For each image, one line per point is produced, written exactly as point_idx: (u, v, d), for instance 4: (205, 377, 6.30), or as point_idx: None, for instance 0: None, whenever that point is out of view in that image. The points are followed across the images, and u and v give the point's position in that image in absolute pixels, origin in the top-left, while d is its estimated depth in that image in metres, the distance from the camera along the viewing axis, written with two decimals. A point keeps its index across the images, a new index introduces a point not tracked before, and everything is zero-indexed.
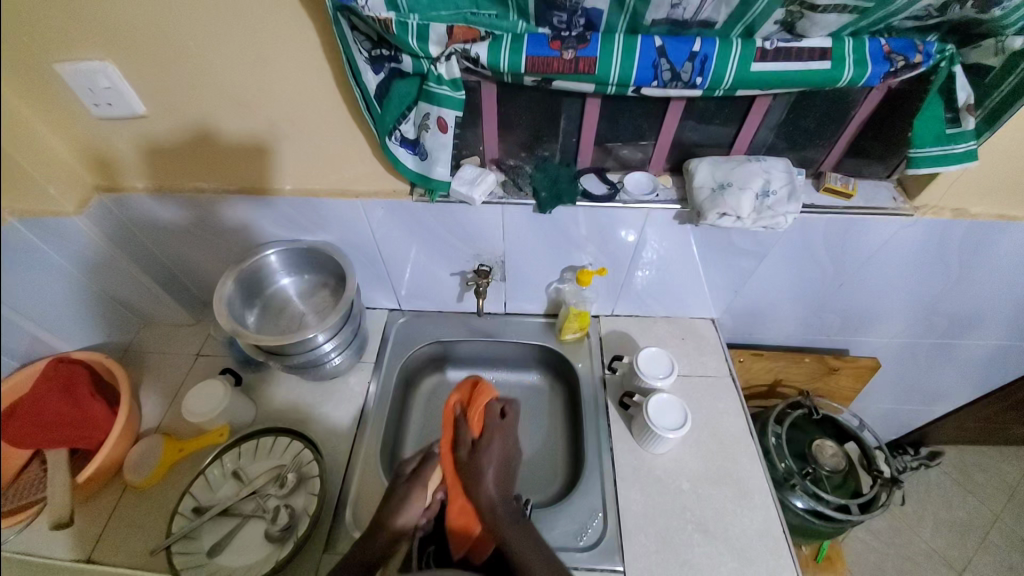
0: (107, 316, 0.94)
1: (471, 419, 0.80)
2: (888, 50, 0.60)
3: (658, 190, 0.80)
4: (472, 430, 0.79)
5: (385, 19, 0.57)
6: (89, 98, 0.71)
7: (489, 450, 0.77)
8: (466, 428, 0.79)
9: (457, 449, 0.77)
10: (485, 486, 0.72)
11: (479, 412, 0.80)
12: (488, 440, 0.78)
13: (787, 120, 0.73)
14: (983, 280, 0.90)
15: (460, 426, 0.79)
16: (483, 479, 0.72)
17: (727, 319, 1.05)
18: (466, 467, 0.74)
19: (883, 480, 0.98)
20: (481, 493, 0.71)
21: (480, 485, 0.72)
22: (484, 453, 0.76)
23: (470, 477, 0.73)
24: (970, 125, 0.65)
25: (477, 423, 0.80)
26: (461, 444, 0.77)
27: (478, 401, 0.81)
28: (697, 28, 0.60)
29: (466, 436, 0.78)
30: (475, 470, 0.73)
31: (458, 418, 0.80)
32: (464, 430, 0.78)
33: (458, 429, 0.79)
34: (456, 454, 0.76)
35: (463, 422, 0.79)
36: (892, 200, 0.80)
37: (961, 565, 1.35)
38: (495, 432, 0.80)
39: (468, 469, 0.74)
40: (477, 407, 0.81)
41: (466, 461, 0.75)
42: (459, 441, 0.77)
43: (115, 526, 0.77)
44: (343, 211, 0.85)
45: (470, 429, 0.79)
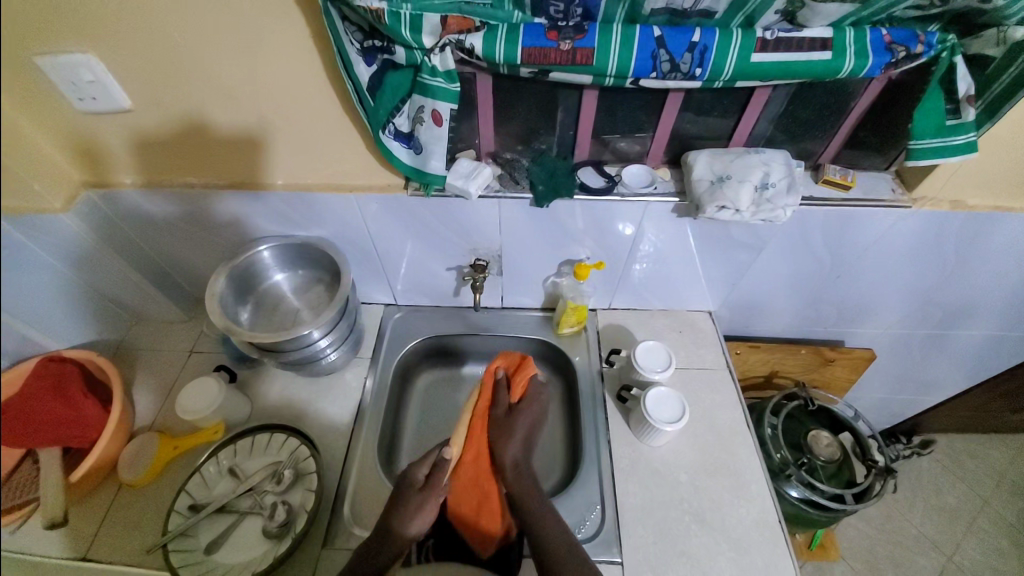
0: (97, 313, 0.92)
1: (512, 386, 0.82)
2: (889, 41, 0.59)
3: (656, 182, 0.80)
4: (511, 396, 0.82)
5: (376, 8, 0.55)
6: (73, 92, 0.69)
7: (525, 416, 0.80)
8: (505, 394, 0.82)
9: (494, 408, 0.80)
10: (513, 446, 0.76)
11: (522, 382, 0.82)
12: (522, 408, 0.81)
13: (786, 112, 0.72)
14: (979, 271, 0.90)
15: (500, 389, 0.82)
16: (512, 438, 0.77)
17: (724, 312, 1.04)
18: (499, 426, 0.78)
19: (877, 469, 0.99)
20: (508, 452, 0.75)
21: (509, 443, 0.76)
22: (518, 420, 0.79)
23: (502, 435, 0.77)
24: (970, 116, 0.64)
25: (517, 390, 0.82)
26: (499, 405, 0.80)
27: (523, 373, 0.83)
28: (697, 18, 0.59)
29: (505, 400, 0.80)
30: (510, 430, 0.77)
31: (498, 382, 0.82)
32: (503, 396, 0.81)
33: (497, 393, 0.81)
34: (494, 413, 0.80)
35: (504, 386, 0.82)
36: (891, 192, 0.79)
37: (951, 550, 1.38)
38: (534, 401, 0.82)
39: (501, 428, 0.78)
40: (520, 376, 0.83)
41: (501, 421, 0.79)
42: (497, 403, 0.80)
43: (110, 524, 0.77)
44: (337, 205, 0.83)
45: (509, 394, 0.81)
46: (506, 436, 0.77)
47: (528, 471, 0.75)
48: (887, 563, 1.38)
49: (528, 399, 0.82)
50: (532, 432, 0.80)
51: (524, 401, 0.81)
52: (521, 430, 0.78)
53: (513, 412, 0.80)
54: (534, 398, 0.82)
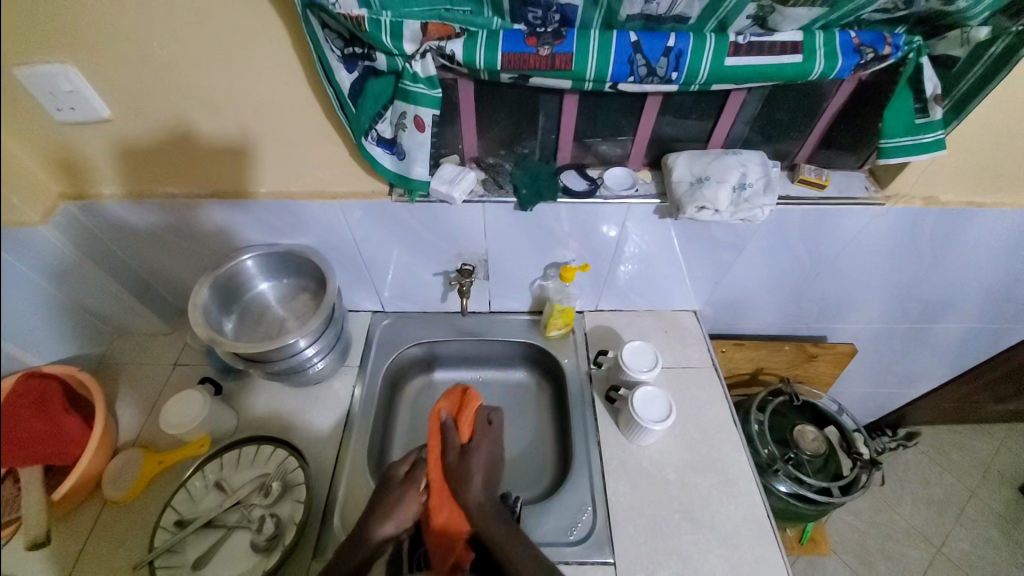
0: (78, 327, 0.91)
1: (460, 425, 0.78)
2: (858, 43, 0.61)
3: (638, 184, 0.81)
4: (461, 435, 0.78)
5: (357, 16, 0.56)
6: (50, 103, 0.68)
7: (478, 454, 0.76)
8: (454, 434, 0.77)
9: (445, 454, 0.74)
10: (474, 487, 0.70)
11: (469, 419, 0.79)
12: (475, 445, 0.77)
13: (762, 114, 0.74)
14: (953, 266, 0.93)
15: (448, 431, 0.76)
16: (472, 479, 0.71)
17: (709, 311, 1.06)
18: (456, 470, 0.72)
19: (862, 461, 1.02)
20: (471, 493, 0.69)
21: (471, 484, 0.70)
22: (474, 457, 0.74)
23: (460, 479, 0.71)
24: (938, 115, 0.66)
25: (466, 427, 0.78)
26: (450, 448, 0.75)
27: (468, 409, 0.80)
28: (671, 24, 0.60)
29: (455, 441, 0.76)
30: (465, 471, 0.72)
31: (445, 425, 0.78)
32: (452, 437, 0.76)
33: (447, 435, 0.76)
34: (446, 458, 0.73)
35: (452, 428, 0.77)
36: (864, 190, 0.82)
37: (937, 540, 1.40)
38: (483, 439, 0.79)
39: (458, 473, 0.72)
40: (467, 412, 0.79)
41: (454, 464, 0.73)
42: (448, 446, 0.75)
43: (94, 544, 0.75)
44: (322, 213, 0.83)
45: (459, 434, 0.77)
46: (463, 475, 0.71)
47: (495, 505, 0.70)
48: (876, 555, 1.39)
49: (479, 436, 0.78)
50: (490, 470, 0.75)
51: (474, 439, 0.78)
52: (478, 469, 0.73)
53: (466, 453, 0.75)
54: (483, 435, 0.79)
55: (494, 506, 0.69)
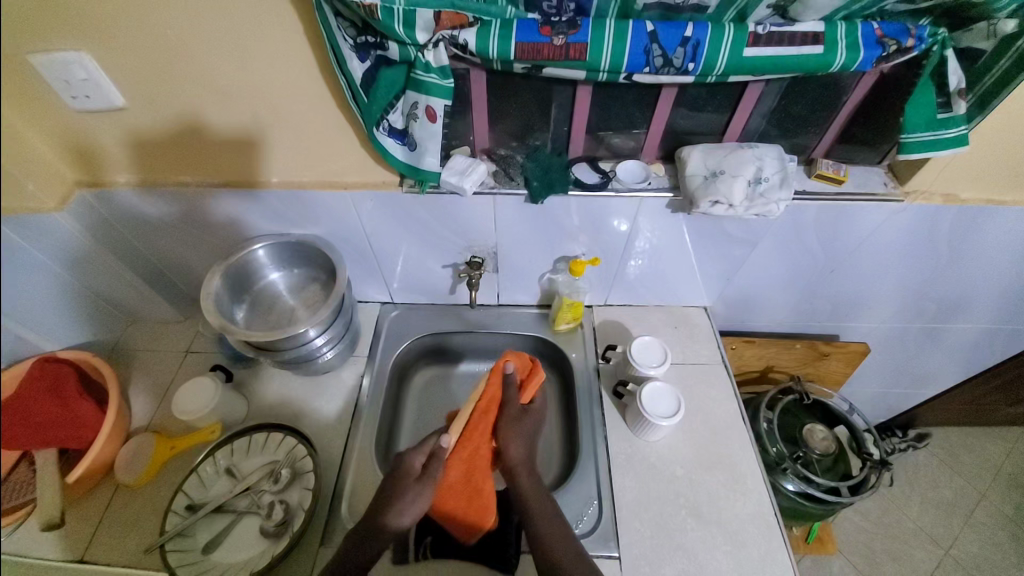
0: (92, 314, 0.92)
1: (524, 388, 0.81)
2: (880, 34, 0.59)
3: (651, 178, 0.80)
4: (522, 397, 0.81)
5: (369, 5, 0.55)
6: (65, 91, 0.69)
7: (534, 419, 0.81)
8: (517, 392, 0.80)
9: (505, 408, 0.78)
10: (520, 446, 0.77)
11: (534, 388, 0.82)
12: (532, 411, 0.81)
13: (779, 107, 0.72)
14: (971, 265, 0.91)
15: (510, 387, 0.78)
16: (521, 441, 0.77)
17: (720, 307, 1.05)
18: (510, 424, 0.77)
19: (872, 461, 1.00)
20: (516, 451, 0.76)
21: (518, 444, 0.77)
22: (527, 422, 0.80)
23: (510, 435, 0.77)
24: (961, 109, 0.65)
25: (530, 392, 0.82)
26: (511, 404, 0.78)
27: (535, 377, 0.82)
28: (690, 13, 0.59)
29: (517, 402, 0.79)
30: (519, 429, 0.77)
31: (510, 378, 0.78)
32: (515, 396, 0.78)
33: (508, 390, 0.78)
34: (505, 412, 0.78)
35: (515, 387, 0.79)
36: (882, 186, 0.80)
37: (946, 543, 1.39)
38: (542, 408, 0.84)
39: (513, 428, 0.77)
40: (533, 380, 0.82)
41: (510, 420, 0.77)
42: (509, 400, 0.78)
43: (107, 527, 0.76)
44: (332, 204, 0.83)
45: (520, 394, 0.80)
46: (511, 430, 0.77)
47: (531, 469, 0.76)
48: (884, 556, 1.38)
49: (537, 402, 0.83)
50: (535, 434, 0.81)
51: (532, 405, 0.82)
52: (529, 431, 0.79)
53: (525, 413, 0.80)
54: (541, 400, 0.85)
55: (531, 468, 0.76)
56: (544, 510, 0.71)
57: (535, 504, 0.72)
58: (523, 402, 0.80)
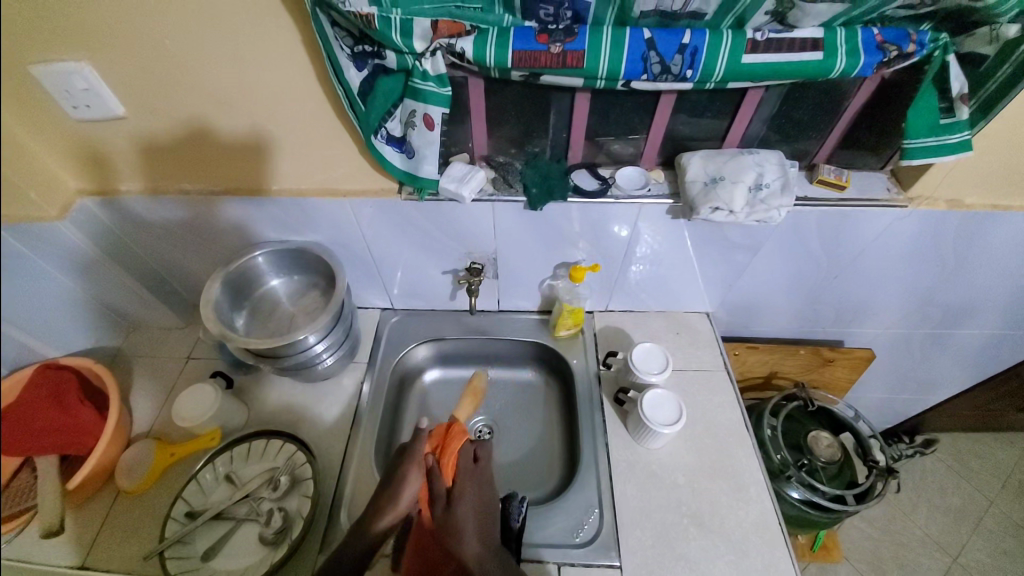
0: (95, 321, 0.93)
1: (445, 469, 0.73)
2: (881, 40, 0.59)
3: (651, 184, 0.79)
4: (446, 479, 0.73)
5: (366, 14, 0.55)
6: (67, 100, 0.69)
7: (465, 502, 0.70)
8: (439, 477, 0.72)
9: (432, 506, 0.69)
10: (467, 540, 0.66)
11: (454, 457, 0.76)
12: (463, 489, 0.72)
13: (780, 113, 0.72)
14: (977, 270, 0.90)
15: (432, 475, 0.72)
16: (464, 534, 0.66)
17: (722, 313, 1.04)
18: (443, 525, 0.67)
19: (878, 469, 0.98)
20: (467, 546, 0.65)
21: (463, 540, 0.65)
22: (464, 504, 0.70)
23: (451, 535, 0.66)
24: (964, 114, 0.64)
25: (451, 470, 0.74)
26: (435, 498, 0.70)
27: (452, 447, 0.77)
28: (686, 20, 0.59)
29: (441, 489, 0.70)
30: (455, 526, 0.67)
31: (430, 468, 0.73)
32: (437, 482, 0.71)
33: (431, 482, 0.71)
34: (432, 511, 0.69)
35: (436, 472, 0.73)
36: (886, 191, 0.79)
37: (955, 551, 1.37)
38: (470, 480, 0.74)
39: (447, 527, 0.67)
40: (452, 449, 0.76)
41: (440, 518, 0.68)
42: (433, 495, 0.70)
43: (107, 533, 0.77)
44: (332, 211, 0.83)
45: (444, 479, 0.72)
46: (452, 531, 0.66)
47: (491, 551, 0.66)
48: (891, 564, 1.36)
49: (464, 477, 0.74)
50: (483, 513, 0.70)
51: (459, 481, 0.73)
52: (468, 518, 0.68)
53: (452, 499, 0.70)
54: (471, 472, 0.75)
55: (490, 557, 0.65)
56: None
57: None
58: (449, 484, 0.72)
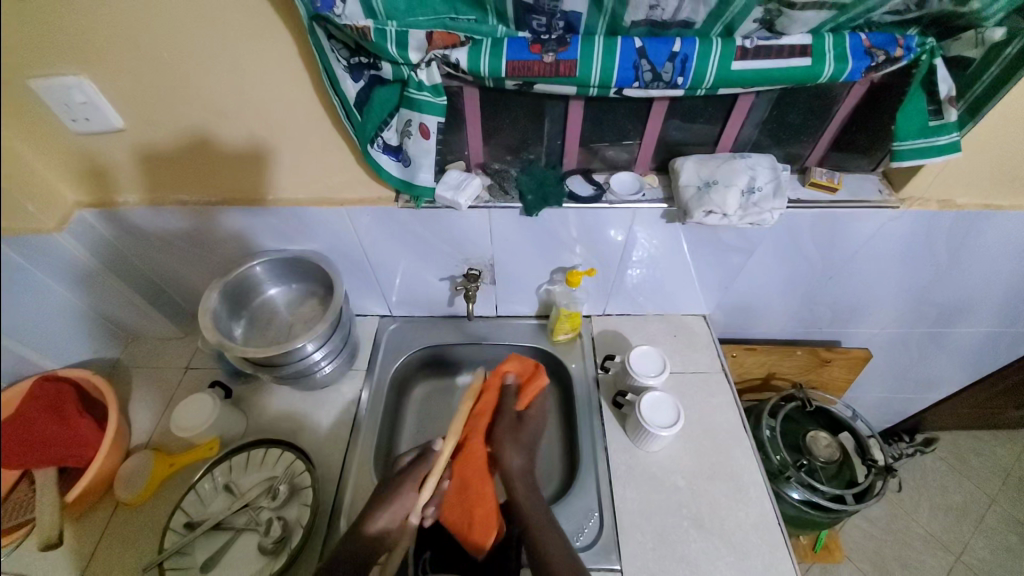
0: (93, 332, 0.93)
1: (521, 393, 0.88)
2: (869, 45, 0.60)
3: (645, 189, 0.80)
4: (520, 401, 0.87)
5: (362, 27, 0.56)
6: (66, 115, 0.70)
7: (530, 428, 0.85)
8: (513, 399, 0.87)
9: (501, 415, 0.85)
10: (516, 455, 0.81)
11: (531, 393, 0.88)
12: (527, 417, 0.86)
13: (772, 117, 0.73)
14: (970, 268, 0.91)
15: (507, 393, 0.87)
16: (517, 448, 0.82)
17: (719, 315, 1.05)
18: (505, 433, 0.83)
19: (876, 468, 1.00)
20: (515, 460, 0.80)
21: (514, 452, 0.81)
22: (524, 430, 0.85)
23: (510, 444, 0.82)
24: (953, 116, 0.65)
25: (527, 396, 0.88)
26: (506, 410, 0.86)
27: (534, 382, 0.89)
28: (677, 28, 0.60)
29: (511, 407, 0.86)
30: (514, 441, 0.82)
31: (508, 385, 0.88)
32: (511, 401, 0.87)
33: (505, 397, 0.87)
34: (500, 418, 0.85)
35: (512, 393, 0.87)
36: (877, 193, 0.80)
37: (958, 549, 1.37)
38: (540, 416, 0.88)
39: (508, 436, 0.83)
40: (531, 386, 0.89)
41: (507, 428, 0.83)
42: (504, 408, 0.86)
43: (105, 545, 0.76)
44: (329, 219, 0.84)
45: (516, 401, 0.87)
46: (507, 441, 0.82)
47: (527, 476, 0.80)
48: (893, 563, 1.36)
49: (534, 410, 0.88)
50: (535, 441, 0.85)
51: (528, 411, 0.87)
52: (525, 440, 0.84)
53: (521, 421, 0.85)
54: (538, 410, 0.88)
55: (524, 475, 0.80)
56: (534, 509, 0.74)
57: (528, 509, 0.74)
58: (519, 408, 0.87)
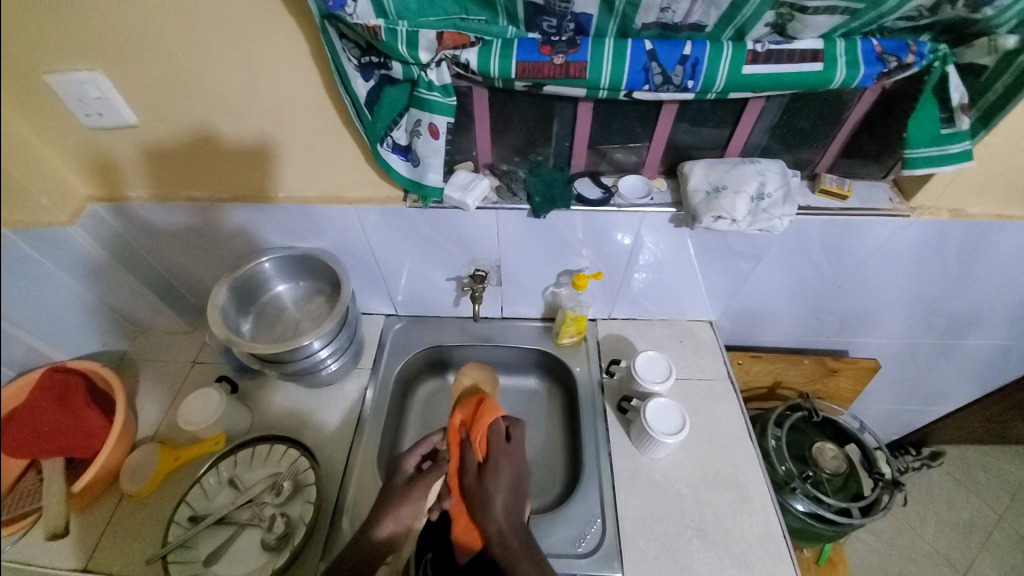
0: (102, 325, 0.94)
1: (475, 443, 0.77)
2: (881, 50, 0.60)
3: (653, 193, 0.80)
4: (478, 454, 0.76)
5: (373, 26, 0.56)
6: (80, 109, 0.71)
7: (497, 477, 0.73)
8: (472, 452, 0.76)
9: (464, 474, 0.75)
10: (493, 514, 0.71)
11: (483, 438, 0.77)
12: (494, 464, 0.75)
13: (782, 122, 0.73)
14: (982, 280, 0.90)
15: (465, 448, 0.77)
16: (491, 507, 0.71)
17: (725, 321, 1.04)
18: (473, 494, 0.73)
19: (884, 481, 0.99)
20: (492, 519, 0.70)
21: (490, 512, 0.71)
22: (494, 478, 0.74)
23: (480, 505, 0.71)
24: (965, 125, 0.64)
25: (480, 446, 0.77)
26: (467, 468, 0.75)
27: (484, 425, 0.78)
28: (688, 31, 0.60)
29: (471, 462, 0.75)
30: (483, 500, 0.72)
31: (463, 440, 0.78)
32: (468, 455, 0.76)
33: (464, 453, 0.77)
34: (465, 478, 0.74)
35: (468, 446, 0.77)
36: (888, 200, 0.79)
37: (966, 567, 1.34)
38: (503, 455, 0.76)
39: (477, 496, 0.72)
40: (478, 433, 0.77)
41: (472, 488, 0.73)
42: (465, 465, 0.75)
43: (110, 536, 0.77)
44: (337, 218, 0.85)
45: (474, 452, 0.76)
46: (479, 505, 0.72)
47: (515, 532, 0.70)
48: None
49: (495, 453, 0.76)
50: (514, 487, 0.74)
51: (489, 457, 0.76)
52: (498, 490, 0.72)
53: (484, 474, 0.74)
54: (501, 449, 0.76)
55: (511, 533, 0.69)
56: None
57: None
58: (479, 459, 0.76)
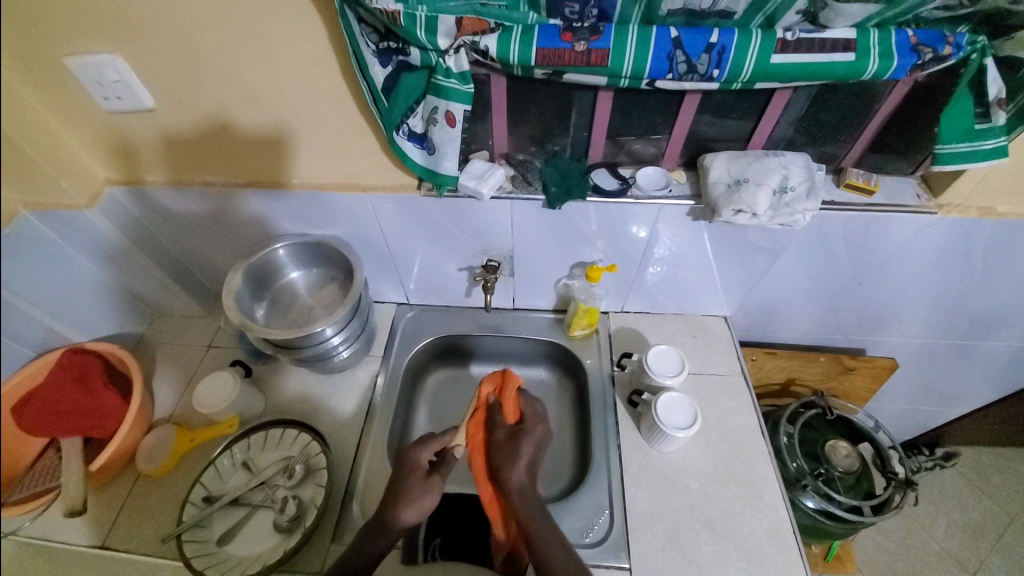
0: (119, 307, 0.95)
1: (505, 406, 0.81)
2: (916, 41, 0.57)
3: (671, 185, 0.78)
4: (508, 417, 0.80)
5: (392, 11, 0.56)
6: (99, 92, 0.71)
7: (528, 437, 0.77)
8: (500, 415, 0.80)
9: (493, 433, 0.78)
10: (517, 469, 0.73)
11: (512, 402, 0.81)
12: (524, 428, 0.79)
13: (807, 114, 0.70)
14: (1008, 280, 0.87)
15: (493, 412, 0.80)
16: (517, 461, 0.74)
17: (740, 316, 1.02)
18: (501, 450, 0.76)
19: (896, 481, 0.97)
20: (515, 474, 0.73)
21: (514, 466, 0.73)
22: (521, 442, 0.76)
23: (504, 458, 0.75)
24: (1001, 120, 0.62)
25: (511, 410, 0.80)
26: (495, 427, 0.79)
27: (510, 393, 0.81)
28: (715, 19, 0.58)
29: (501, 423, 0.79)
30: (510, 453, 0.75)
31: (491, 404, 0.81)
32: (498, 417, 0.80)
33: (491, 415, 0.80)
34: (493, 435, 0.78)
35: (497, 409, 0.81)
36: (916, 197, 0.77)
37: (974, 566, 1.33)
38: (536, 421, 0.80)
39: (504, 452, 0.75)
40: (508, 395, 0.81)
41: (500, 443, 0.77)
42: (494, 425, 0.79)
43: (128, 514, 0.79)
44: (350, 205, 0.84)
45: (504, 415, 0.80)
46: (504, 460, 0.74)
47: (534, 493, 0.72)
48: None
49: (528, 419, 0.80)
50: (537, 454, 0.77)
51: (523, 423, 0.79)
52: (526, 452, 0.75)
53: (515, 434, 0.78)
54: (531, 415, 0.81)
55: (529, 493, 0.71)
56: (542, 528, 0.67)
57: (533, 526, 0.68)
58: (509, 421, 0.79)
